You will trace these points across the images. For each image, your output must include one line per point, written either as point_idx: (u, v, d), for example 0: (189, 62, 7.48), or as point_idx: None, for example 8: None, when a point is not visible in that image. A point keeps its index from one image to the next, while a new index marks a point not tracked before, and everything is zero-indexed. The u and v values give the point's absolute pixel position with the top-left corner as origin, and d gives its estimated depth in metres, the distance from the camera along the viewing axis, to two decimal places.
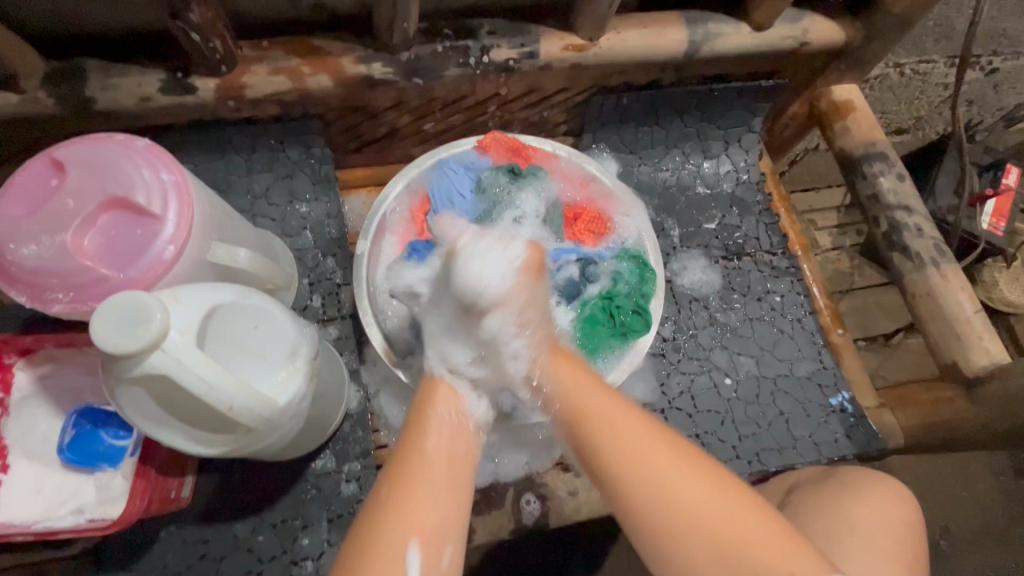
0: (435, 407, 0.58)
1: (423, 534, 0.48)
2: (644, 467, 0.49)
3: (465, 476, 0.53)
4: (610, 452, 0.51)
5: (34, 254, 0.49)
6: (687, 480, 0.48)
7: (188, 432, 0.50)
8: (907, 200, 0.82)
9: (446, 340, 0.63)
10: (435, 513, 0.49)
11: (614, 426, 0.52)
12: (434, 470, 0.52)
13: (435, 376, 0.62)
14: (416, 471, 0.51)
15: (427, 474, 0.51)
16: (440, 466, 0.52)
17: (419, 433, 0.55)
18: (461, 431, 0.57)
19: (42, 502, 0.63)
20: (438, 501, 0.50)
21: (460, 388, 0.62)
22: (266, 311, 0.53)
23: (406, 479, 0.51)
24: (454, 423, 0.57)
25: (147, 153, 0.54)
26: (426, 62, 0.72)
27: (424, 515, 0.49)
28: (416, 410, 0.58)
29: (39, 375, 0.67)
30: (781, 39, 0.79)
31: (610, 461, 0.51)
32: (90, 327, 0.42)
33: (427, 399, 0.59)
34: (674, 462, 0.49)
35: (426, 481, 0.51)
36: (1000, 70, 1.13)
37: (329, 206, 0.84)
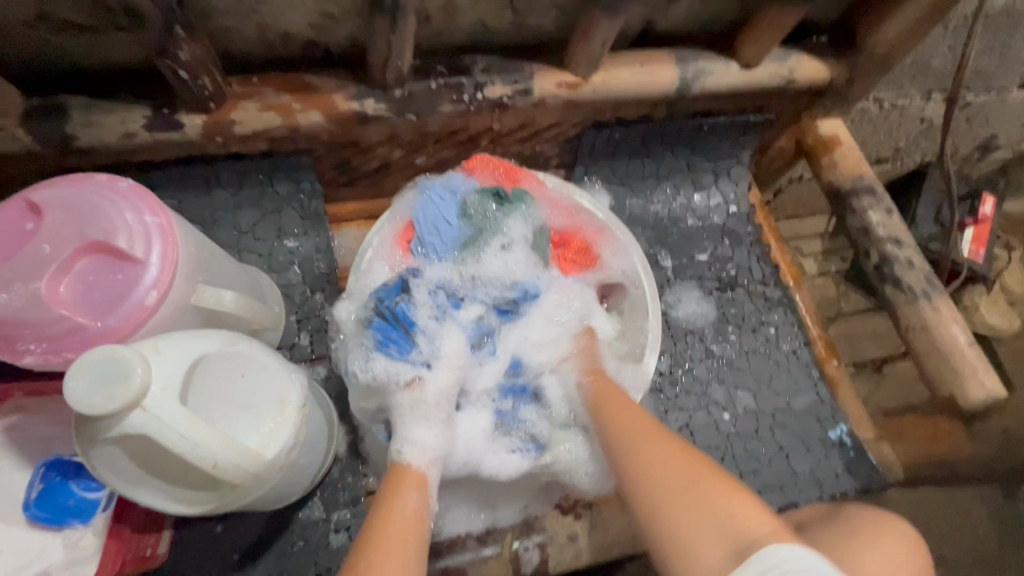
0: (411, 491, 0.57)
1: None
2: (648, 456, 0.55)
3: (422, 541, 0.53)
4: (627, 451, 0.58)
5: (5, 303, 0.47)
6: (688, 467, 0.52)
7: (168, 491, 0.47)
8: (897, 233, 0.83)
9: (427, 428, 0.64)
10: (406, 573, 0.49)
11: (642, 438, 0.58)
12: (404, 531, 0.52)
13: (401, 462, 0.61)
14: (388, 537, 0.51)
15: (394, 540, 0.51)
16: (409, 532, 0.53)
17: (391, 508, 0.54)
18: (426, 512, 0.56)
19: (6, 562, 0.59)
20: (405, 562, 0.50)
21: (432, 466, 0.62)
22: (253, 358, 0.51)
23: (379, 540, 0.51)
24: (423, 501, 0.57)
25: (130, 194, 0.52)
26: (420, 98, 0.71)
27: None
28: (387, 489, 0.57)
29: (6, 426, 0.62)
30: (770, 76, 0.81)
31: (639, 480, 0.54)
32: (64, 387, 0.39)
33: (403, 476, 0.59)
34: (671, 454, 0.54)
35: (399, 543, 0.51)
36: (972, 104, 1.17)
37: (318, 240, 0.82)
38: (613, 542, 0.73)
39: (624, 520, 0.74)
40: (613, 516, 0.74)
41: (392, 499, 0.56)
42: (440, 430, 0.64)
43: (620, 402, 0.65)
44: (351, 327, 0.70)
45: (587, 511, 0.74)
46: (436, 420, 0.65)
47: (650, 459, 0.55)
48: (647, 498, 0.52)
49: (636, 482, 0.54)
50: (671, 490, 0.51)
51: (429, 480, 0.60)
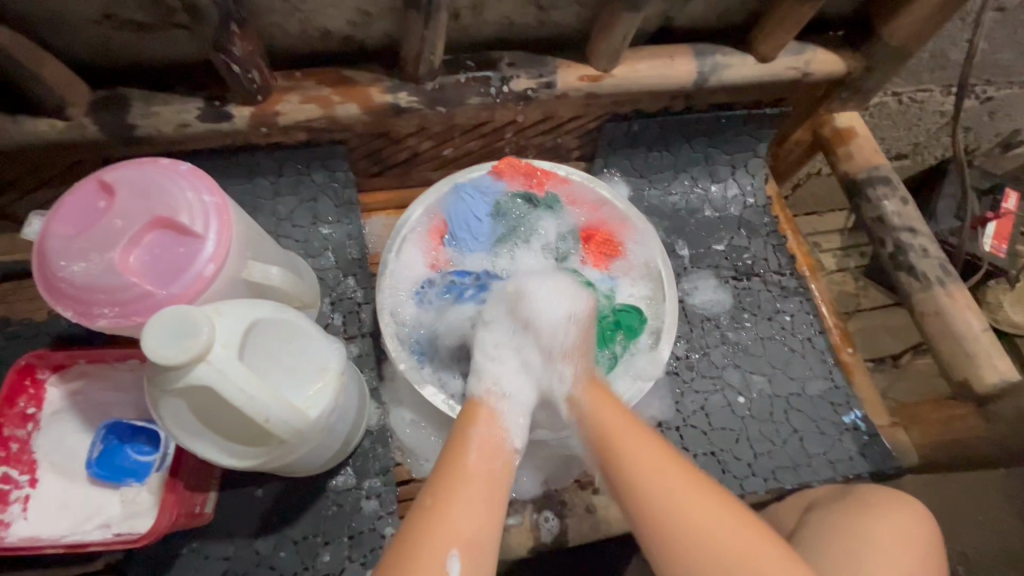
0: (477, 426, 0.60)
1: (462, 544, 0.50)
2: (670, 498, 0.53)
3: (499, 486, 0.56)
4: (619, 458, 0.56)
5: (83, 271, 0.52)
6: (732, 529, 0.51)
7: (223, 444, 0.52)
8: (912, 222, 0.85)
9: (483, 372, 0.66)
10: (477, 523, 0.52)
11: (633, 453, 0.56)
12: (478, 486, 0.54)
13: (480, 395, 0.63)
14: (459, 489, 0.53)
15: (468, 496, 0.53)
16: (481, 486, 0.54)
17: (464, 454, 0.57)
18: (497, 443, 0.59)
19: (68, 517, 0.64)
20: (475, 515, 0.52)
21: (505, 402, 0.63)
22: (300, 327, 0.55)
23: (446, 488, 0.53)
24: (495, 438, 0.59)
25: (190, 177, 0.57)
26: (449, 91, 0.75)
27: (459, 525, 0.51)
28: (459, 426, 0.60)
29: (70, 391, 0.68)
30: (786, 69, 0.83)
31: (632, 484, 0.54)
32: (141, 341, 0.44)
33: (473, 413, 0.61)
34: (705, 504, 0.52)
35: (471, 494, 0.53)
36: (993, 98, 1.17)
37: (350, 227, 0.86)
38: (630, 516, 0.76)
39: None
40: None
41: (458, 446, 0.58)
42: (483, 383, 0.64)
43: (615, 417, 0.60)
44: (395, 290, 0.77)
45: (605, 486, 0.77)
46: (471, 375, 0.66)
47: (653, 476, 0.54)
48: (670, 538, 0.51)
49: (655, 520, 0.52)
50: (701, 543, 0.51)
51: (499, 419, 0.61)
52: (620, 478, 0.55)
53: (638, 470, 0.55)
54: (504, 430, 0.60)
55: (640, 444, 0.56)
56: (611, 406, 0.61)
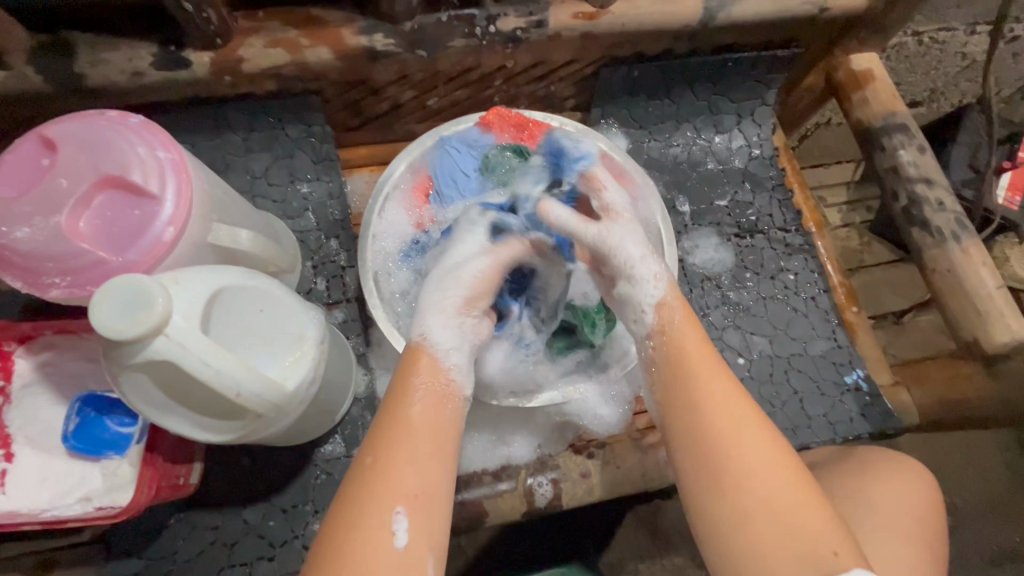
0: (418, 375, 0.52)
1: (409, 500, 0.45)
2: (755, 460, 0.47)
3: (450, 437, 0.50)
4: (700, 405, 0.50)
5: (28, 236, 0.47)
6: (794, 485, 0.46)
7: (196, 419, 0.49)
8: (928, 173, 0.80)
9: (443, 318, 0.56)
10: (421, 478, 0.46)
11: (716, 401, 0.50)
12: (422, 437, 0.48)
13: (416, 341, 0.55)
14: (402, 444, 0.47)
15: (416, 452, 0.47)
16: (427, 439, 0.48)
17: (403, 405, 0.50)
18: (444, 390, 0.52)
19: (48, 490, 0.61)
20: (425, 469, 0.47)
21: (445, 355, 0.54)
22: (273, 294, 0.52)
23: (395, 432, 0.48)
24: (441, 390, 0.52)
25: (142, 130, 0.51)
26: (430, 32, 0.68)
27: (413, 482, 0.46)
28: (400, 379, 0.52)
29: (39, 363, 0.64)
30: (800, 4, 0.76)
31: (708, 428, 0.49)
32: (90, 316, 0.41)
33: (415, 361, 0.53)
34: (775, 460, 0.47)
35: (419, 454, 0.47)
36: (1019, 38, 1.09)
37: (331, 185, 0.81)
38: (625, 479, 0.75)
39: (635, 459, 0.76)
40: (625, 455, 0.76)
41: (402, 393, 0.51)
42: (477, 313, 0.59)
43: (698, 350, 0.54)
44: (383, 255, 0.73)
45: (600, 450, 0.76)
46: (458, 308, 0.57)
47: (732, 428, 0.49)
48: (730, 492, 0.47)
49: (723, 468, 0.47)
50: (770, 521, 0.45)
51: (441, 368, 0.53)
52: (694, 441, 0.49)
53: (720, 422, 0.49)
54: (450, 377, 0.53)
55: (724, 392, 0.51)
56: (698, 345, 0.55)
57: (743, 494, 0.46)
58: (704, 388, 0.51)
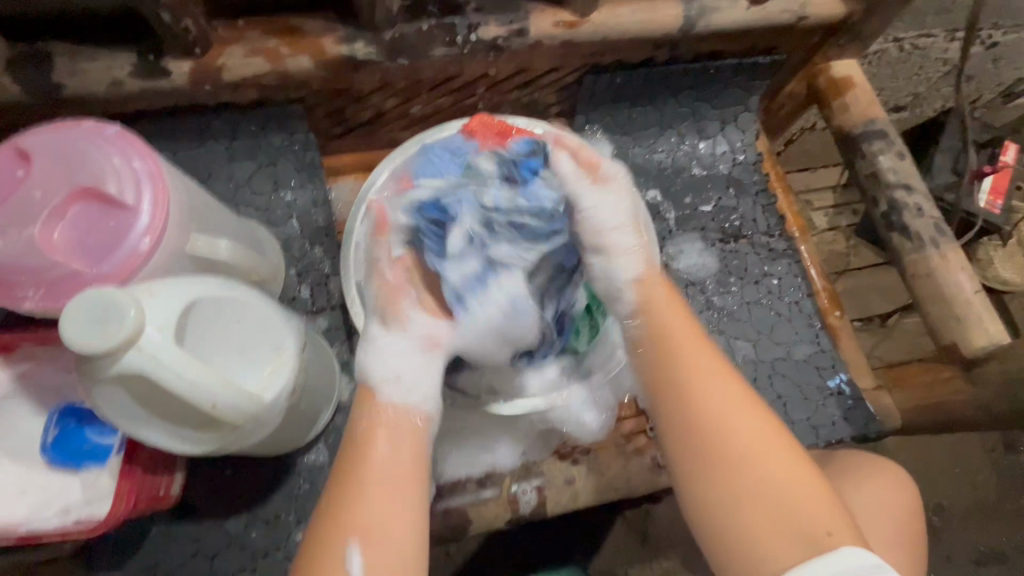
0: (364, 412, 0.55)
1: (361, 534, 0.48)
2: (752, 447, 0.51)
3: (404, 469, 0.52)
4: (694, 399, 0.54)
5: (1, 249, 0.47)
6: (783, 465, 0.51)
7: (172, 431, 0.49)
8: (907, 178, 0.81)
9: (391, 348, 0.58)
10: (378, 512, 0.49)
11: (720, 398, 0.54)
12: (376, 472, 0.51)
13: (362, 380, 0.57)
14: (355, 478, 0.51)
15: (368, 488, 0.50)
16: (380, 473, 0.51)
17: (358, 448, 0.53)
18: (396, 425, 0.54)
19: (25, 503, 0.60)
20: (376, 502, 0.50)
21: (387, 386, 0.56)
22: (250, 305, 0.51)
23: (348, 469, 0.51)
24: (394, 423, 0.55)
25: (117, 140, 0.51)
26: (410, 41, 0.69)
27: (366, 517, 0.49)
28: (354, 417, 0.56)
29: (18, 374, 0.63)
30: (779, 13, 0.76)
31: (698, 429, 0.53)
32: (59, 330, 0.40)
33: (365, 398, 0.56)
34: (760, 438, 0.52)
35: (373, 490, 0.50)
36: (999, 44, 1.10)
37: (315, 193, 0.80)
38: (609, 485, 0.76)
39: (620, 465, 0.76)
40: (610, 461, 0.76)
41: (356, 432, 0.54)
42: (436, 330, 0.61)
43: (699, 353, 0.57)
44: None
45: (585, 457, 0.76)
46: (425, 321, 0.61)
47: (723, 420, 0.53)
48: (727, 480, 0.51)
49: (707, 451, 0.52)
50: (763, 503, 0.49)
51: (389, 400, 0.56)
52: (685, 434, 0.54)
53: (715, 412, 0.53)
54: (403, 408, 0.56)
55: (729, 389, 0.55)
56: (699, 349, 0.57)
57: (738, 482, 0.51)
58: (720, 395, 0.54)
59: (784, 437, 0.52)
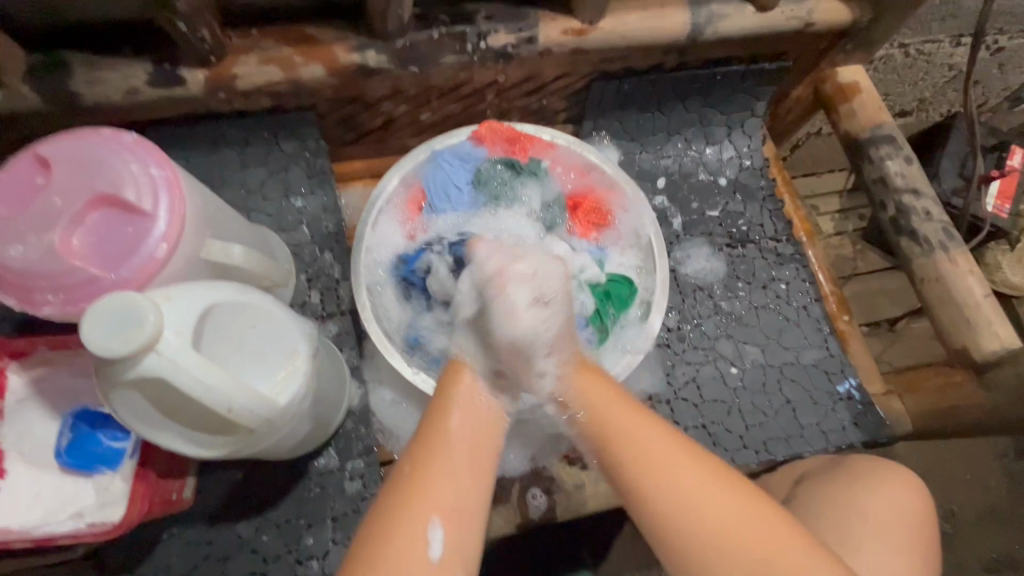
0: (458, 388, 0.58)
1: (444, 512, 0.48)
2: (693, 496, 0.48)
3: (488, 455, 0.54)
4: (631, 473, 0.51)
5: (22, 255, 0.48)
6: (728, 514, 0.48)
7: (187, 435, 0.49)
8: (914, 183, 0.81)
9: (465, 342, 0.63)
10: (461, 492, 0.50)
11: (644, 455, 0.52)
12: (460, 453, 0.52)
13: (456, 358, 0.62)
14: (440, 456, 0.51)
15: (455, 465, 0.51)
16: (466, 458, 0.52)
17: (442, 422, 0.54)
18: (481, 409, 0.57)
19: (41, 506, 0.60)
20: (461, 483, 0.50)
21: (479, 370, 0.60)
22: (264, 309, 0.52)
23: (434, 437, 0.53)
24: (481, 406, 0.57)
25: (135, 148, 0.52)
26: (421, 49, 0.69)
27: (447, 495, 0.49)
28: (442, 393, 0.58)
29: (32, 378, 0.63)
30: (786, 19, 0.77)
31: (644, 501, 0.50)
32: (81, 334, 0.41)
33: (456, 371, 0.61)
34: (699, 484, 0.49)
35: (457, 470, 0.51)
36: (1005, 49, 1.10)
37: (325, 199, 0.81)
38: (619, 490, 0.76)
39: None
40: None
41: (442, 413, 0.55)
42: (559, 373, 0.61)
43: (621, 412, 0.55)
44: (378, 268, 0.74)
45: (594, 462, 0.76)
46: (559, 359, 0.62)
47: (660, 482, 0.50)
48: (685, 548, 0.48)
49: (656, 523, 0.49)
50: (729, 557, 0.47)
51: (476, 386, 0.59)
52: (633, 505, 0.51)
53: (651, 473, 0.50)
54: (492, 397, 0.59)
55: (652, 437, 0.53)
56: (615, 399, 0.57)
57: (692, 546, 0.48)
58: (643, 449, 0.52)
59: (716, 470, 0.50)
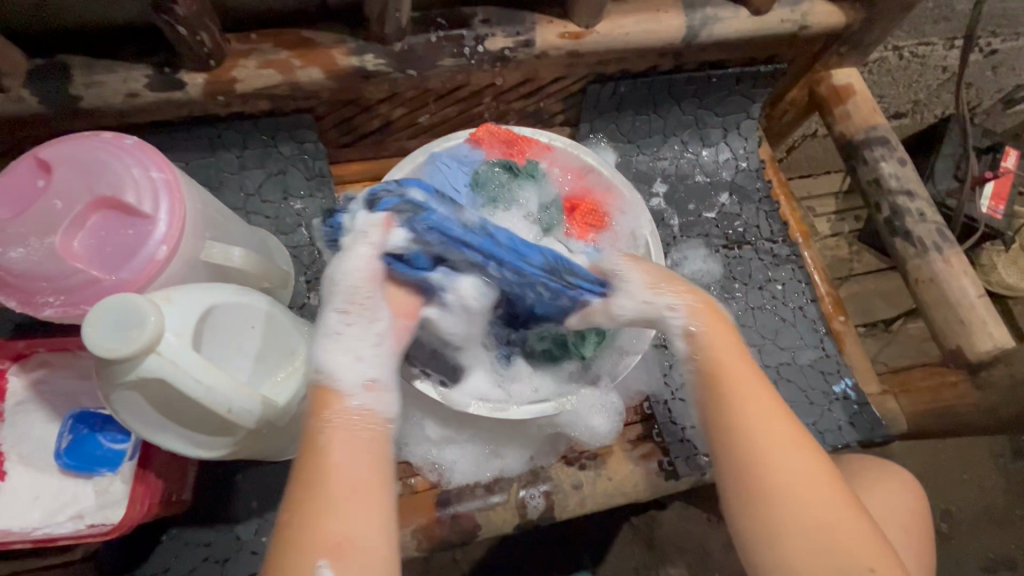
0: (328, 412, 0.48)
1: (331, 552, 0.42)
2: (798, 479, 0.48)
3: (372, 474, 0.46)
4: (741, 432, 0.50)
5: (22, 257, 0.48)
6: (826, 505, 0.47)
7: (186, 435, 0.49)
8: (909, 185, 0.82)
9: (337, 339, 0.50)
10: (351, 530, 0.43)
11: (760, 422, 0.50)
12: (339, 488, 0.45)
13: (315, 380, 0.50)
14: (319, 490, 0.44)
15: (333, 503, 0.44)
16: (353, 489, 0.45)
17: (321, 454, 0.46)
18: (355, 432, 0.47)
19: (40, 508, 0.60)
20: (353, 517, 0.44)
21: (343, 384, 0.49)
22: (264, 311, 0.52)
23: (310, 472, 0.45)
24: (358, 428, 0.48)
25: (136, 151, 0.52)
26: (419, 52, 0.70)
27: (338, 533, 0.43)
28: (309, 424, 0.48)
29: (32, 381, 0.63)
30: (780, 22, 0.78)
31: (744, 469, 0.49)
32: (82, 336, 0.41)
33: (322, 402, 0.48)
34: (806, 471, 0.49)
35: (337, 508, 0.44)
36: (998, 51, 1.12)
37: (324, 201, 0.82)
38: (616, 490, 0.76)
39: (627, 469, 0.76)
40: (617, 466, 0.76)
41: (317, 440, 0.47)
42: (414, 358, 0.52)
43: (750, 382, 0.53)
44: None
45: (592, 462, 0.77)
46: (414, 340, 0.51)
47: (765, 447, 0.49)
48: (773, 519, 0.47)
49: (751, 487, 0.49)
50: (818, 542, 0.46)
51: (347, 404, 0.48)
52: (734, 458, 0.50)
53: (760, 446, 0.49)
54: (368, 406, 0.49)
55: (773, 411, 0.51)
56: (753, 375, 0.53)
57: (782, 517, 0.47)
58: (752, 420, 0.51)
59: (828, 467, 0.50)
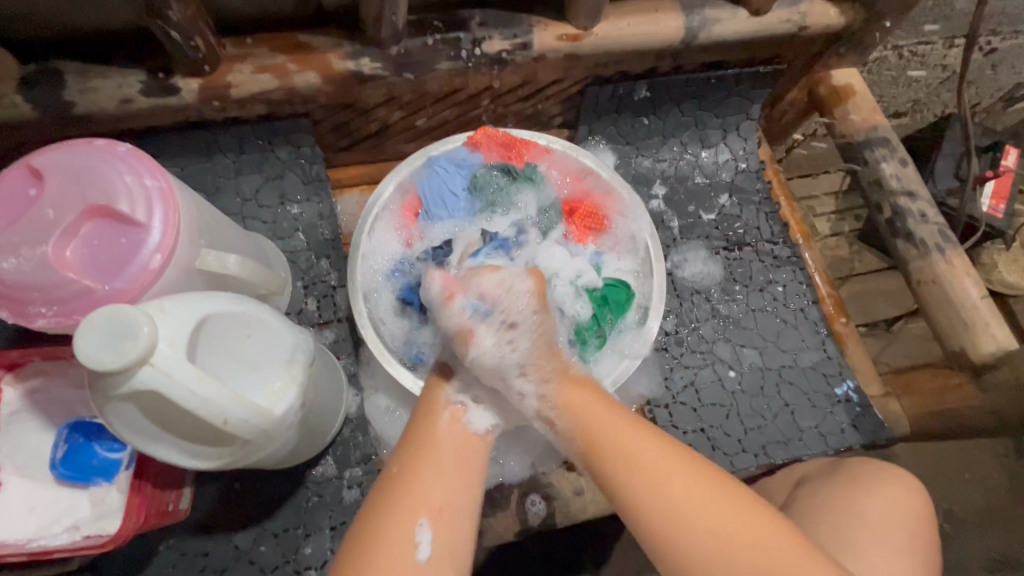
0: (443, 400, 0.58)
1: (433, 513, 0.50)
2: (690, 505, 0.48)
3: (474, 457, 0.55)
4: (625, 476, 0.51)
5: (14, 267, 0.48)
6: (733, 522, 0.48)
7: (182, 446, 0.49)
8: (910, 185, 0.81)
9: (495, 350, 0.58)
10: (447, 494, 0.51)
11: (641, 452, 0.51)
12: (447, 453, 0.54)
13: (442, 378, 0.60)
14: (428, 457, 0.53)
15: (441, 467, 0.53)
16: (453, 456, 0.54)
17: (429, 425, 0.56)
18: (468, 430, 0.57)
19: (37, 519, 0.60)
20: (449, 484, 0.52)
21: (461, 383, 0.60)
22: (260, 319, 0.52)
23: (424, 444, 0.54)
24: (464, 426, 0.57)
25: (129, 158, 0.52)
26: (416, 56, 0.69)
27: (439, 499, 0.51)
28: (424, 406, 0.59)
29: (26, 391, 0.62)
30: (780, 22, 0.77)
31: (641, 510, 0.49)
32: (75, 348, 0.41)
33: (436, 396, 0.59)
34: (697, 490, 0.49)
35: (445, 473, 0.53)
36: (997, 50, 1.11)
37: (321, 206, 0.81)
38: None
39: None
40: None
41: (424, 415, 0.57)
42: (541, 392, 0.59)
43: (613, 420, 0.55)
44: (373, 273, 0.74)
45: None
46: (539, 377, 0.59)
47: (650, 477, 0.50)
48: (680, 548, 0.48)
49: (657, 527, 0.49)
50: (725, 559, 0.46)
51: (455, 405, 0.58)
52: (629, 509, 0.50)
53: (655, 478, 0.50)
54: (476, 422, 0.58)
55: (643, 437, 0.53)
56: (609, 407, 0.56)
57: (681, 542, 0.48)
58: (635, 452, 0.52)
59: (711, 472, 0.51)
